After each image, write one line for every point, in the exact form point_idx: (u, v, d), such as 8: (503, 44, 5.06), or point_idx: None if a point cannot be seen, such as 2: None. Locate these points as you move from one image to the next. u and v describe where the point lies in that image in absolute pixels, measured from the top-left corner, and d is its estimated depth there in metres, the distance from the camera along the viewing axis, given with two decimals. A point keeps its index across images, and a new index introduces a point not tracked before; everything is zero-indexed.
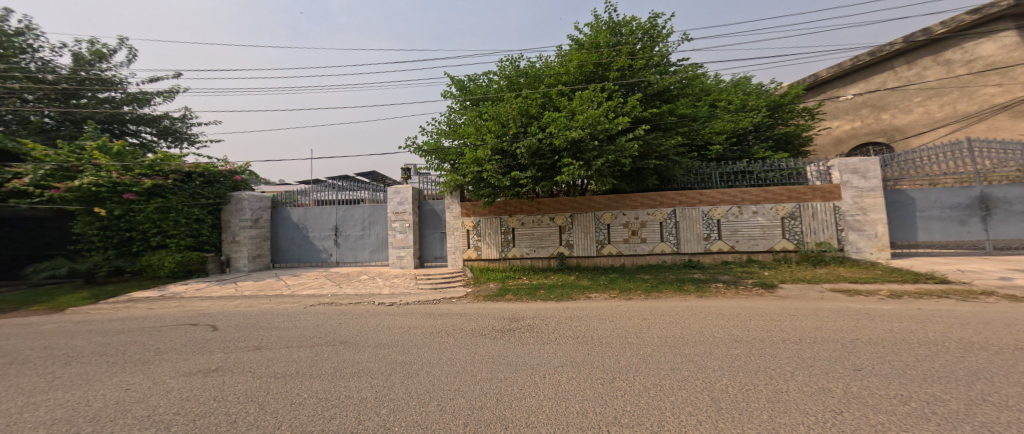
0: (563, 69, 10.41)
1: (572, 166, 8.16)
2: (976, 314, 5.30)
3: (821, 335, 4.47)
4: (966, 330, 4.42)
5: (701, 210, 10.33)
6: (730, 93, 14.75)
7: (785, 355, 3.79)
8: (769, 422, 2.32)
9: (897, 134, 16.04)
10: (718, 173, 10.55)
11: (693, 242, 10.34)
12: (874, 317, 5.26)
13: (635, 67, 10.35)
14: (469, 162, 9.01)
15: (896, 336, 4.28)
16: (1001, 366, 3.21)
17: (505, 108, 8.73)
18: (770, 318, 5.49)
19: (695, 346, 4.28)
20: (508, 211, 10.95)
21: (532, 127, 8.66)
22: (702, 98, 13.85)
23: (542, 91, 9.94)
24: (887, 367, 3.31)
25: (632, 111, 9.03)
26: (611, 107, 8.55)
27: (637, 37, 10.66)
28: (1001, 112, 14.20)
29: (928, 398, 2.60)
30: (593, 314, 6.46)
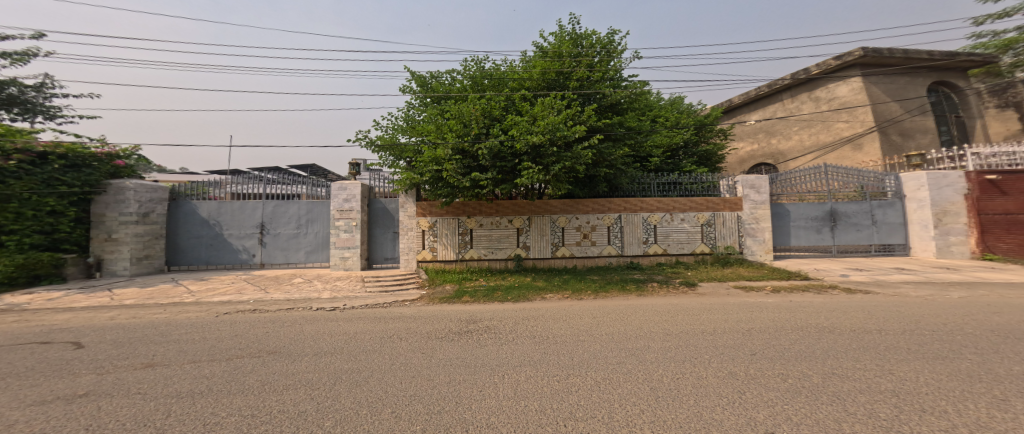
0: (527, 75, 10.74)
1: (531, 170, 8.38)
2: (834, 303, 6.54)
3: (733, 326, 5.15)
4: (824, 317, 5.44)
5: (642, 217, 11.21)
6: (668, 110, 16.34)
7: (704, 345, 4.32)
8: (695, 405, 2.65)
9: (779, 157, 18.97)
10: (657, 183, 11.46)
11: (635, 246, 11.17)
12: (762, 309, 6.26)
13: (590, 81, 10.88)
14: (426, 160, 8.76)
15: (776, 324, 5.13)
16: (849, 344, 4.04)
17: (468, 108, 8.59)
18: (692, 312, 6.22)
19: (635, 342, 4.66)
20: (466, 212, 10.86)
21: (493, 129, 8.69)
22: (645, 112, 15.19)
23: (506, 94, 10.18)
24: (773, 350, 3.96)
25: (588, 120, 9.45)
26: (568, 114, 8.84)
27: (595, 51, 11.18)
28: (846, 144, 16.93)
29: (802, 374, 3.18)
30: (548, 315, 6.68)
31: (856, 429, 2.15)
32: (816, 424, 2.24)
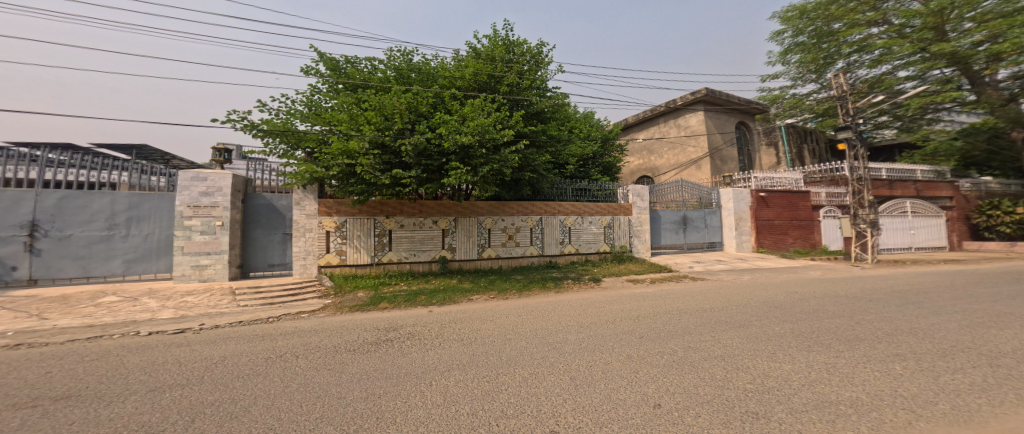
0: (459, 74, 10.60)
1: (458, 170, 8.01)
2: (701, 288, 8.00)
3: (626, 315, 5.83)
4: (691, 300, 6.68)
5: (559, 219, 11.99)
6: (582, 123, 17.86)
7: (610, 333, 4.79)
8: (609, 388, 2.92)
9: (653, 171, 21.44)
10: (572, 189, 12.40)
11: (553, 246, 11.89)
12: (647, 297, 7.28)
13: (520, 88, 11.13)
14: (336, 152, 7.67)
15: (660, 308, 6.14)
16: (695, 321, 5.02)
17: (392, 100, 7.71)
18: (596, 305, 6.90)
19: (557, 335, 4.84)
20: (385, 212, 9.72)
21: (419, 125, 8.10)
22: (566, 123, 16.23)
23: (435, 91, 9.73)
24: (652, 332, 4.65)
25: (518, 125, 9.52)
26: (498, 117, 8.68)
27: (525, 59, 11.32)
28: (691, 166, 19.38)
29: (670, 350, 3.84)
30: (474, 316, 6.34)
31: (708, 392, 2.70)
32: (680, 390, 2.77)
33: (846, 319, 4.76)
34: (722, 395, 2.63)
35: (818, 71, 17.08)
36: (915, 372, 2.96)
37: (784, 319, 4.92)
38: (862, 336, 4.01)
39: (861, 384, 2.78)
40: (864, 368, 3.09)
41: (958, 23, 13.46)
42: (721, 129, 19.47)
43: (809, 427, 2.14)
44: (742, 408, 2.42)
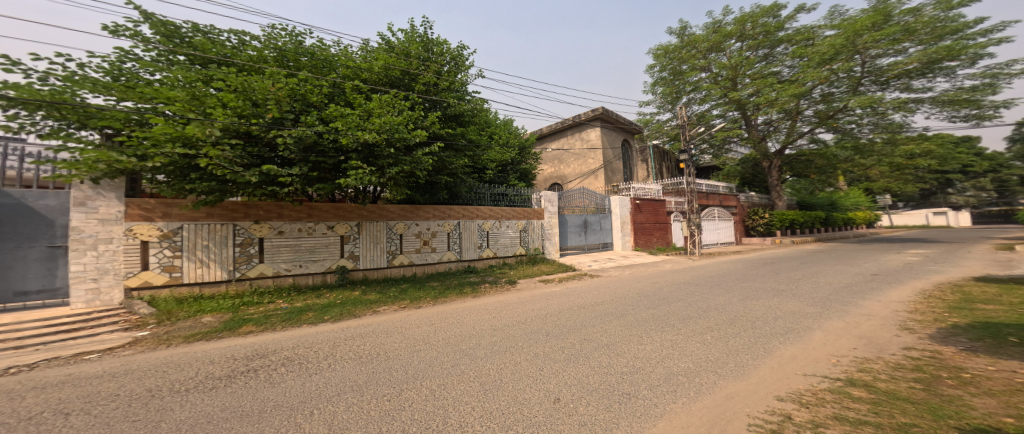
0: (366, 64, 9.02)
1: (361, 171, 7.12)
2: (605, 284, 8.73)
3: (539, 313, 5.88)
4: (597, 295, 7.22)
5: (478, 224, 11.66)
6: (502, 129, 17.86)
7: (520, 333, 4.64)
8: (518, 390, 2.79)
9: (561, 179, 23.19)
10: (490, 195, 12.25)
11: (472, 250, 11.53)
12: (562, 295, 7.58)
13: (443, 86, 9.80)
14: (162, 138, 5.84)
15: (568, 305, 6.45)
16: (591, 316, 5.39)
17: (264, 83, 6.41)
18: (514, 304, 6.78)
19: (469, 341, 4.34)
20: (253, 216, 7.97)
21: (309, 118, 6.92)
22: (486, 128, 16.13)
23: (333, 81, 8.43)
24: (556, 328, 4.80)
25: (435, 126, 8.98)
26: (408, 114, 7.94)
27: (445, 60, 10.05)
28: (591, 176, 21.62)
29: (569, 343, 4.05)
30: (378, 329, 5.38)
31: (594, 379, 2.96)
32: (575, 381, 2.93)
33: (712, 303, 5.66)
34: (606, 381, 2.91)
35: (672, 102, 20.97)
36: (740, 341, 3.77)
37: (663, 307, 5.63)
38: (724, 319, 4.72)
39: (699, 356, 3.42)
40: (702, 343, 3.81)
41: (742, 78, 18.36)
42: (612, 145, 22.24)
43: (662, 400, 2.53)
44: (618, 391, 2.72)
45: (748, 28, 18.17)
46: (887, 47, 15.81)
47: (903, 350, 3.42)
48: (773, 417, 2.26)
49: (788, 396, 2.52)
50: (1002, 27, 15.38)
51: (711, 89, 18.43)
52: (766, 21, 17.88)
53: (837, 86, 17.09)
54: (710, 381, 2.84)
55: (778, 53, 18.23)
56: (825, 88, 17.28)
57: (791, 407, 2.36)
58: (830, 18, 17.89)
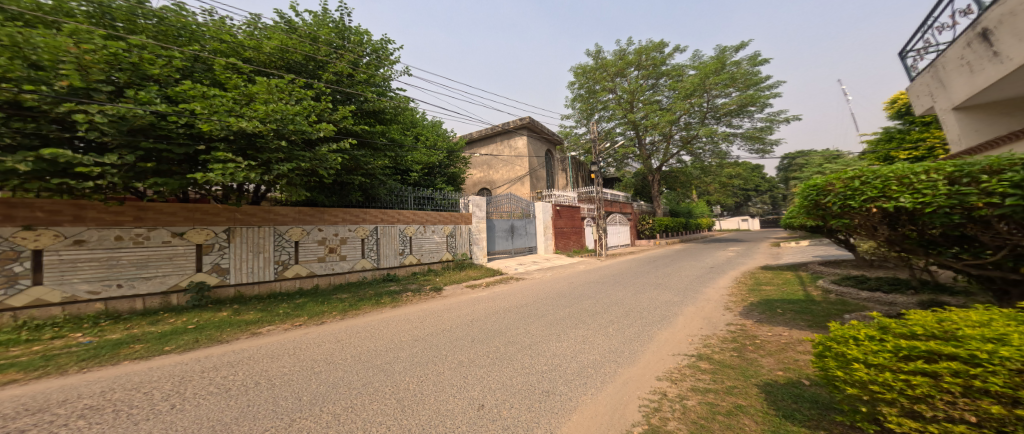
0: (251, 42, 7.25)
1: (234, 166, 5.50)
2: (532, 288, 8.74)
3: (462, 320, 5.71)
4: (524, 299, 7.25)
5: (399, 228, 10.32)
6: (429, 130, 17.19)
7: (444, 341, 4.50)
8: (438, 402, 2.67)
9: (489, 185, 23.39)
10: (414, 197, 10.97)
11: (393, 257, 10.12)
12: (490, 300, 7.46)
13: (358, 79, 8.90)
14: None
15: (495, 310, 6.30)
16: (513, 318, 5.55)
17: (56, 39, 4.43)
18: (438, 314, 6.31)
19: (385, 355, 4.01)
20: (21, 219, 5.07)
21: (144, 92, 5.12)
22: (411, 128, 15.38)
23: (194, 57, 6.52)
24: (479, 333, 4.81)
25: (343, 121, 8.04)
26: (305, 100, 6.79)
27: (365, 50, 9.17)
28: (517, 182, 22.18)
29: (493, 348, 4.04)
30: (265, 352, 4.24)
31: (517, 380, 3.02)
32: (499, 385, 2.95)
33: (618, 299, 6.30)
34: (528, 381, 3.00)
35: (587, 118, 23.03)
36: (635, 331, 4.30)
37: (587, 307, 5.81)
38: (639, 315, 5.07)
39: (604, 348, 3.79)
40: (606, 335, 4.23)
41: (637, 102, 21.27)
42: (537, 154, 23.21)
43: (576, 393, 2.73)
44: (539, 389, 2.83)
45: (644, 59, 21.16)
46: (722, 91, 20.06)
47: (735, 325, 4.40)
48: (654, 396, 2.64)
49: (664, 375, 3.00)
50: (777, 84, 20.80)
51: (615, 110, 20.93)
52: (655, 55, 21.07)
53: (691, 117, 20.90)
54: (612, 369, 3.19)
55: (658, 84, 21.42)
56: (687, 119, 21.03)
57: (668, 385, 2.80)
58: (690, 62, 21.97)
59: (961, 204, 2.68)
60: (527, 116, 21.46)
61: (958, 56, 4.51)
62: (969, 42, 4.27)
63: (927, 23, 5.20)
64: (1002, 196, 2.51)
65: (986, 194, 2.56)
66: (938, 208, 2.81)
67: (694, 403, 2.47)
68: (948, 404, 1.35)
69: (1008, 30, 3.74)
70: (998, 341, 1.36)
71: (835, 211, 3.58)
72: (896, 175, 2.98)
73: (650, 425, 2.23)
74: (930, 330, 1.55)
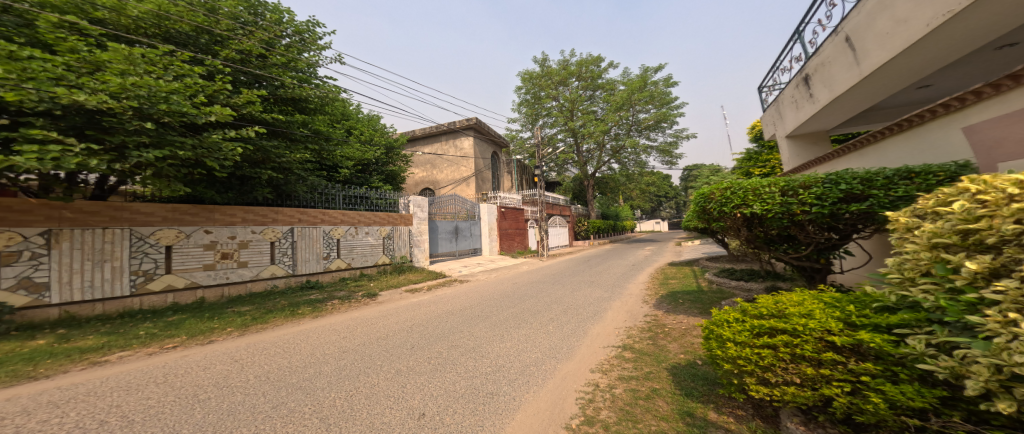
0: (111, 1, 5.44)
1: (62, 148, 4.06)
2: (474, 290, 8.62)
3: (401, 326, 5.41)
4: (467, 301, 7.14)
5: (322, 229, 9.03)
6: (366, 124, 16.08)
7: (377, 351, 4.18)
8: (371, 416, 2.51)
9: (432, 185, 22.71)
10: (343, 196, 9.79)
11: (313, 261, 8.82)
12: (430, 304, 7.16)
13: (274, 61, 7.54)
14: None
15: (436, 314, 6.09)
16: (456, 321, 5.44)
17: None
18: (371, 322, 5.84)
19: (303, 372, 3.59)
20: None
21: None
22: (341, 121, 14.27)
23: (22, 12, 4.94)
24: (420, 339, 4.61)
25: (248, 105, 6.69)
26: (189, 77, 5.51)
27: (288, 31, 8.16)
28: (461, 183, 21.87)
29: (434, 354, 3.91)
30: (134, 379, 3.45)
31: (461, 385, 2.97)
32: (441, 392, 2.86)
33: (558, 297, 6.60)
34: (472, 384, 2.96)
35: (531, 123, 23.75)
36: (571, 327, 4.52)
37: (529, 307, 5.93)
38: (577, 312, 5.33)
39: (544, 345, 3.92)
40: (546, 333, 4.39)
41: (576, 111, 22.51)
42: (483, 156, 23.01)
43: (519, 392, 2.77)
44: (484, 392, 2.82)
45: (584, 72, 22.53)
46: (643, 107, 22.28)
47: (650, 316, 4.92)
48: (588, 388, 2.81)
49: (596, 367, 3.22)
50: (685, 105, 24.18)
51: (558, 116, 21.94)
52: (593, 68, 22.60)
53: (619, 128, 22.94)
54: (551, 365, 3.31)
55: (594, 96, 23.02)
56: (617, 130, 22.97)
57: (599, 376, 3.00)
58: (621, 78, 23.98)
59: (787, 211, 3.56)
60: (473, 117, 21.25)
61: (792, 95, 5.64)
62: (798, 84, 5.35)
63: (776, 65, 6.43)
64: (810, 205, 3.47)
65: (801, 203, 3.48)
66: (775, 214, 3.64)
67: (621, 390, 2.70)
68: (784, 370, 1.80)
69: (820, 78, 4.76)
70: (807, 316, 1.86)
71: (716, 216, 4.26)
72: (750, 187, 3.81)
73: (586, 415, 2.36)
74: (771, 311, 2.02)
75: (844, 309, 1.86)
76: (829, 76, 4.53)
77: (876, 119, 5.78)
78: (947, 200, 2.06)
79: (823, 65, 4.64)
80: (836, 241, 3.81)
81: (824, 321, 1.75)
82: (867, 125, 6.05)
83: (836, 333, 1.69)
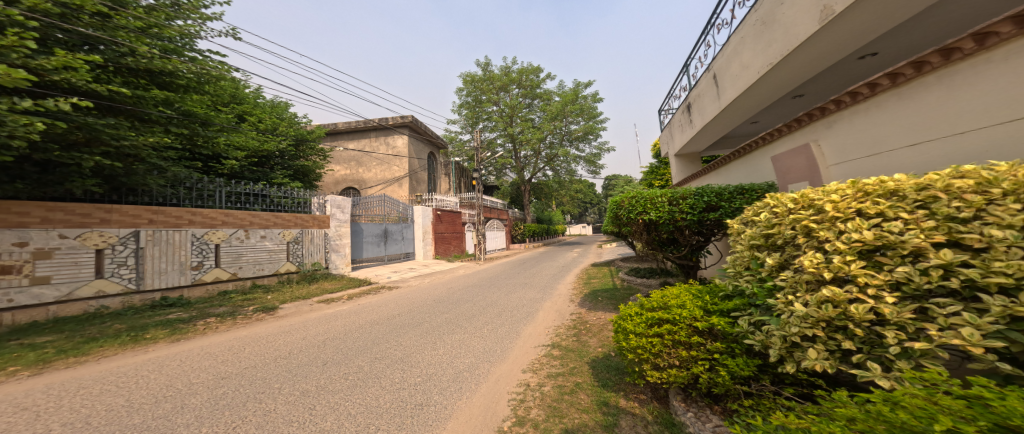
0: None
1: None
2: (403, 296, 8.05)
3: (312, 340, 4.68)
4: (394, 308, 6.63)
5: (190, 233, 6.70)
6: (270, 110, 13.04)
7: (272, 374, 3.41)
8: None
9: (360, 184, 21.01)
10: (226, 192, 7.44)
11: (174, 273, 6.43)
12: (349, 315, 6.10)
13: (119, 22, 5.16)
14: None
15: (360, 323, 5.48)
16: (382, 331, 5.01)
17: None
18: (267, 341, 4.57)
19: (154, 408, 2.72)
20: None
21: None
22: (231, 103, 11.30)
23: None
24: (335, 354, 4.00)
25: (60, 68, 4.45)
26: None
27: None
28: (393, 183, 20.67)
29: (355, 368, 3.52)
30: None
31: (385, 399, 2.78)
32: (361, 409, 2.64)
33: (493, 300, 6.62)
34: (398, 397, 2.80)
35: (471, 126, 23.80)
36: (504, 330, 4.59)
37: (462, 313, 5.76)
38: (509, 316, 5.34)
39: (478, 349, 3.92)
40: (481, 337, 4.38)
41: (515, 118, 23.06)
42: (418, 155, 22.05)
43: (451, 400, 2.71)
44: (412, 404, 2.69)
45: (524, 80, 23.25)
46: (575, 119, 23.79)
47: (576, 313, 5.27)
48: (519, 388, 2.88)
49: (527, 367, 3.32)
50: None
51: (498, 121, 22.26)
52: (532, 77, 23.46)
53: (554, 137, 24.09)
54: (484, 369, 3.32)
55: (532, 104, 23.84)
56: (552, 140, 24.15)
57: (530, 376, 3.10)
58: (558, 89, 25.30)
59: (671, 218, 4.39)
60: (408, 114, 20.26)
61: (679, 119, 6.60)
62: (683, 110, 6.29)
63: (671, 93, 7.46)
64: (686, 214, 4.34)
65: (679, 211, 4.35)
66: (663, 221, 4.45)
67: (550, 388, 2.83)
68: (667, 356, 2.15)
69: (697, 107, 5.67)
70: (682, 307, 2.28)
71: (624, 221, 4.95)
72: (648, 197, 4.61)
73: (517, 416, 2.42)
74: (657, 304, 2.42)
75: (703, 299, 2.35)
76: (702, 106, 5.42)
77: (728, 146, 7.20)
78: (756, 212, 2.65)
79: (698, 97, 5.54)
80: (704, 242, 4.67)
81: (692, 311, 2.17)
82: (718, 150, 7.55)
83: (699, 319, 2.14)
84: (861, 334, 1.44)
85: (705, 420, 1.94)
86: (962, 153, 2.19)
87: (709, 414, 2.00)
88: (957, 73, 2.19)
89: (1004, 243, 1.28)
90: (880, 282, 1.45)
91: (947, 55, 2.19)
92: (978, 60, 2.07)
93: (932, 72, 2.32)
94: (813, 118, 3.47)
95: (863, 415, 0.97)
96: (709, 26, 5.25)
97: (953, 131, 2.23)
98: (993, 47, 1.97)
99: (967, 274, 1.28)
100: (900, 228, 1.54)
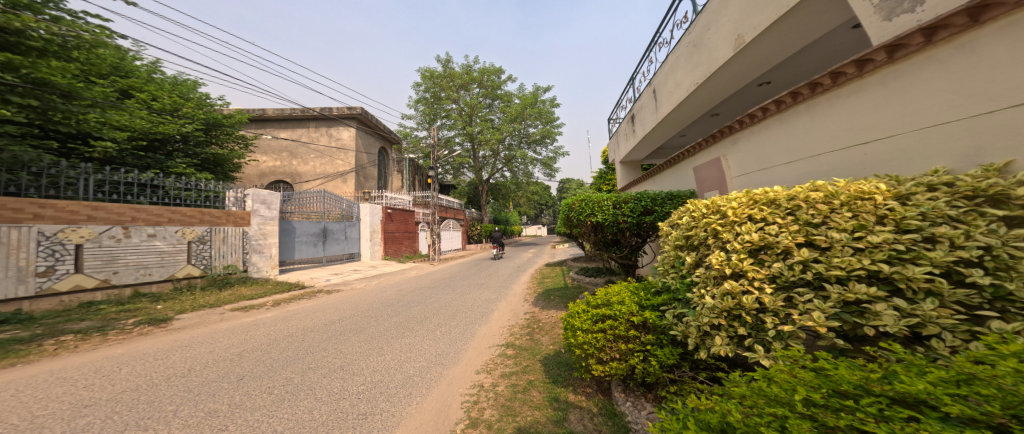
0: None
1: None
2: (343, 299, 7.46)
3: (225, 349, 4.08)
4: (331, 313, 6.10)
5: (33, 230, 5.23)
6: (169, 86, 10.91)
7: (165, 395, 2.88)
8: None
9: (297, 178, 19.20)
10: (98, 181, 6.02)
11: (7, 282, 4.97)
12: (274, 322, 5.40)
13: None
14: None
15: (289, 330, 4.95)
16: (320, 337, 4.63)
17: None
18: (157, 357, 3.78)
19: None
20: None
21: None
22: (110, 73, 9.24)
23: None
24: (261, 365, 3.55)
25: None
26: None
27: None
28: (336, 179, 19.21)
29: (282, 380, 3.17)
30: None
31: (322, 411, 2.58)
32: (293, 423, 2.42)
33: (446, 302, 6.50)
34: (338, 408, 2.62)
35: (428, 122, 23.19)
36: (459, 331, 4.55)
37: (409, 317, 5.50)
38: (460, 318, 5.25)
39: (431, 352, 3.82)
40: (433, 339, 4.29)
41: (474, 117, 22.91)
42: (367, 150, 20.84)
43: (400, 407, 2.62)
44: (355, 414, 2.55)
45: (485, 80, 23.23)
46: (533, 122, 24.35)
47: (530, 312, 5.40)
48: (474, 390, 2.87)
49: (482, 368, 3.33)
50: None
51: (457, 120, 22.07)
52: (494, 78, 23.54)
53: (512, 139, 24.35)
54: (437, 373, 3.25)
55: (491, 105, 23.86)
56: (511, 143, 24.44)
57: (484, 376, 3.11)
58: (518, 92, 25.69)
59: (613, 220, 4.71)
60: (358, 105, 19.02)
61: (625, 128, 7.08)
62: (628, 120, 6.76)
63: (618, 103, 7.97)
64: (625, 217, 4.68)
65: (620, 214, 4.70)
66: (607, 223, 4.77)
67: (504, 386, 2.89)
68: (608, 350, 2.30)
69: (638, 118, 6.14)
70: (622, 303, 2.45)
71: (575, 223, 5.23)
72: (596, 200, 4.92)
73: (472, 418, 2.42)
74: (599, 300, 2.57)
75: (637, 294, 2.56)
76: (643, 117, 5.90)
77: (662, 156, 7.92)
78: (679, 215, 2.97)
79: (641, 108, 6.00)
80: (639, 242, 5.03)
81: (629, 307, 2.35)
82: (654, 159, 8.24)
83: (634, 313, 2.31)
84: (749, 320, 1.72)
85: (641, 408, 2.12)
86: (823, 168, 2.73)
87: (644, 402, 2.19)
88: (818, 104, 2.75)
89: (840, 244, 1.68)
90: (763, 276, 1.75)
91: (812, 88, 2.74)
92: (831, 94, 2.63)
93: (802, 103, 2.90)
94: (724, 134, 3.99)
95: (751, 390, 1.13)
96: (652, 44, 5.73)
97: (817, 150, 2.77)
98: (842, 84, 2.52)
99: (818, 268, 1.64)
100: (776, 230, 1.87)
